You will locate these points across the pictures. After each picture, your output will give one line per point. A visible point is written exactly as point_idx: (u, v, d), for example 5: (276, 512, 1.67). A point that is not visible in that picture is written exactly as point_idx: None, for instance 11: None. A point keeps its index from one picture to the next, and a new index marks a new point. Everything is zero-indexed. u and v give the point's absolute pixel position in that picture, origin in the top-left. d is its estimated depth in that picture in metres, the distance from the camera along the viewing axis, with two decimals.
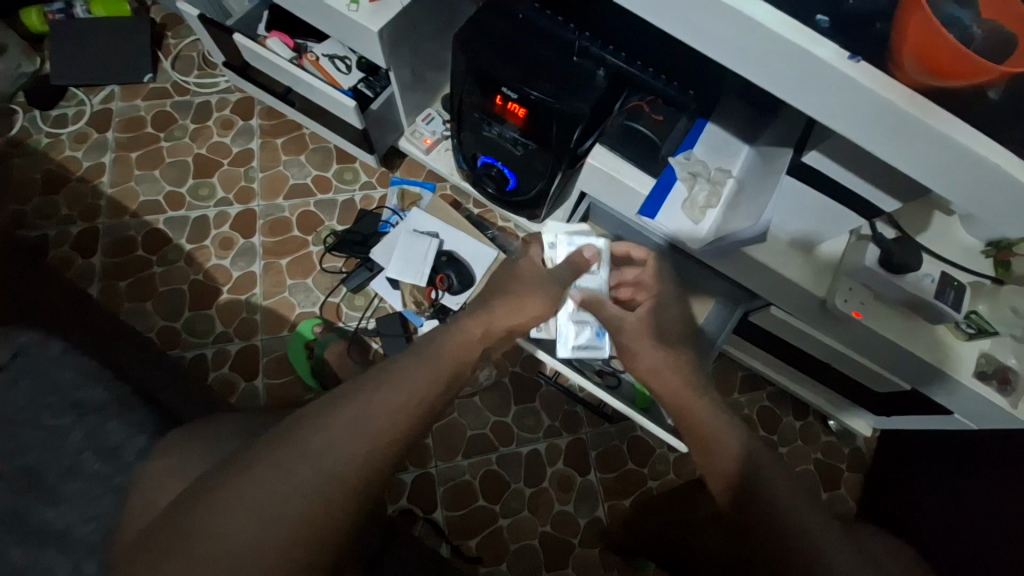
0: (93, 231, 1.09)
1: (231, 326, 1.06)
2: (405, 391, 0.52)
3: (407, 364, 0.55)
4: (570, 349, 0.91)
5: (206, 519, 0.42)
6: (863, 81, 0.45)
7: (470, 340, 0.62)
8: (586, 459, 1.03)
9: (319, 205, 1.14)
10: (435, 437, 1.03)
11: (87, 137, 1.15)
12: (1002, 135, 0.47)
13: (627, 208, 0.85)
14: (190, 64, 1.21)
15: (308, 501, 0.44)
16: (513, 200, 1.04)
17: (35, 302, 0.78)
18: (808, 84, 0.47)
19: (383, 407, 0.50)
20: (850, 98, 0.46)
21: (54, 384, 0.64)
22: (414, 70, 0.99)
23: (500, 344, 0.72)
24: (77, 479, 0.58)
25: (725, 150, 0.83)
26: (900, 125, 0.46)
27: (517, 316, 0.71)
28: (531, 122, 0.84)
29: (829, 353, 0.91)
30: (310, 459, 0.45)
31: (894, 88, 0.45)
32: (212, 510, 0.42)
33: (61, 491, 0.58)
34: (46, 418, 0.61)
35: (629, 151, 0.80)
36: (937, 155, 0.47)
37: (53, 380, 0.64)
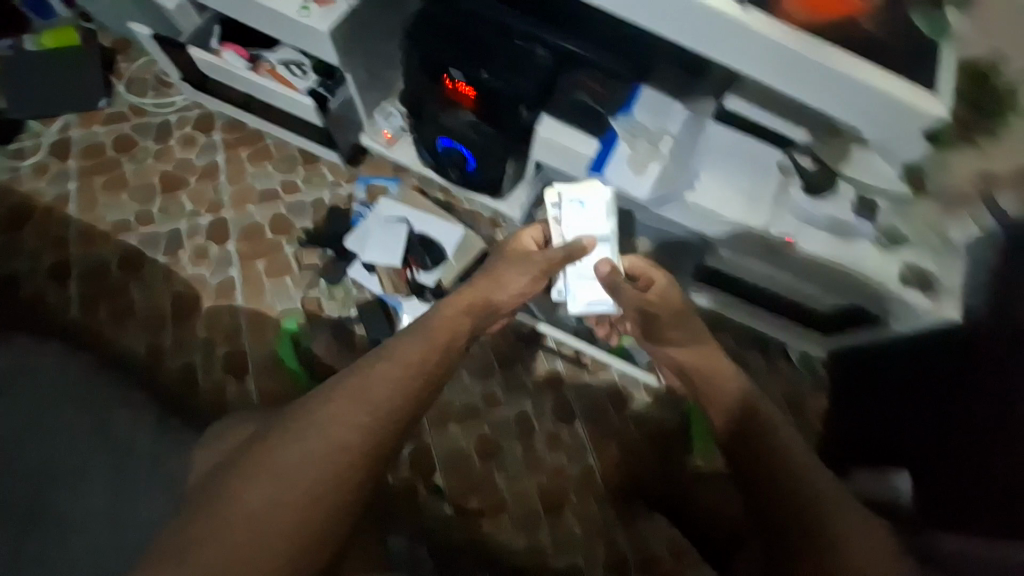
0: (65, 259, 1.10)
1: (216, 333, 1.08)
2: (402, 363, 0.65)
3: (408, 340, 0.68)
4: (581, 305, 0.91)
5: (273, 460, 0.58)
6: (758, 28, 0.53)
7: (457, 313, 0.74)
8: (573, 416, 1.10)
9: (290, 209, 1.18)
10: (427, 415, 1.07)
11: (48, 168, 1.17)
12: (871, 56, 0.55)
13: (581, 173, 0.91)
14: (145, 86, 1.23)
15: (339, 453, 0.59)
16: (473, 180, 1.10)
17: None
18: (716, 35, 0.55)
19: (385, 377, 0.64)
20: (751, 42, 0.54)
21: None
22: (368, 69, 1.04)
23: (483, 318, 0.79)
24: None
25: (663, 109, 0.88)
26: (795, 62, 0.54)
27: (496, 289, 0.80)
28: (481, 101, 0.89)
29: (773, 281, 1.01)
30: (336, 422, 0.60)
31: (785, 30, 0.54)
32: (277, 453, 0.59)
33: None
34: None
35: (576, 118, 0.87)
36: (829, 84, 0.55)
37: None
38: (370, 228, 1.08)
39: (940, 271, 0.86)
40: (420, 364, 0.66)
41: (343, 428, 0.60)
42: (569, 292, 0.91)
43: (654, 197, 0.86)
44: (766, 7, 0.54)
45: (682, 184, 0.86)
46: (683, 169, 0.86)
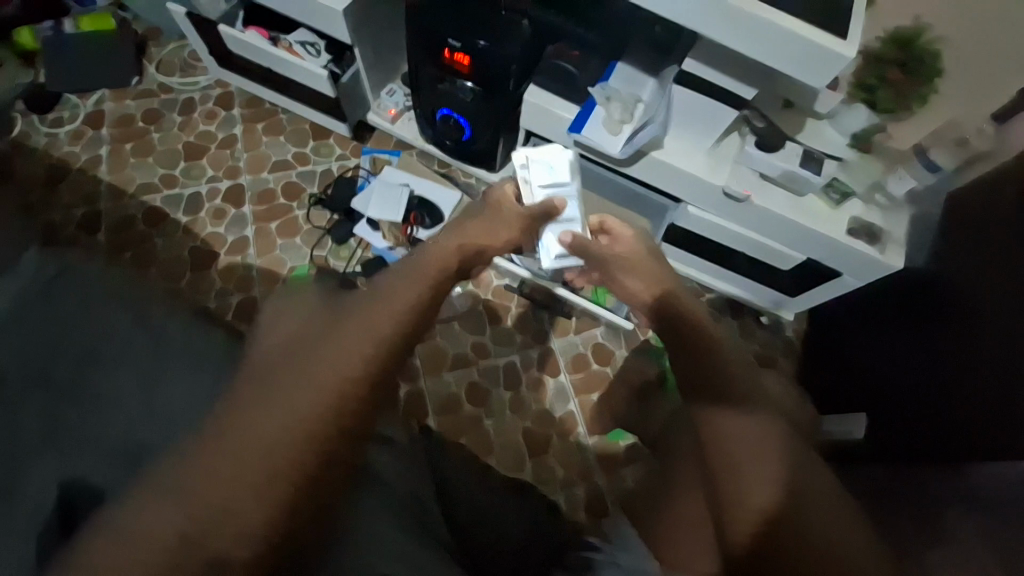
0: (95, 213, 1.21)
1: (230, 283, 1.18)
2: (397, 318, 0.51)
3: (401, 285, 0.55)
4: (552, 260, 0.91)
5: (240, 431, 0.42)
6: None
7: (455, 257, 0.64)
8: (556, 366, 1.18)
9: (301, 176, 1.29)
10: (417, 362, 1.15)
11: (83, 135, 1.28)
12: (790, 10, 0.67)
13: (563, 136, 1.04)
14: (173, 67, 1.36)
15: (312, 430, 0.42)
16: (469, 148, 1.21)
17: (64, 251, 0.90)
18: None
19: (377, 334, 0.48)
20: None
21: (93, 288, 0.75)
22: (375, 47, 1.16)
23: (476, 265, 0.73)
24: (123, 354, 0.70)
25: (634, 80, 0.98)
26: (721, 8, 0.69)
27: (489, 237, 0.75)
28: (476, 69, 1.00)
29: (742, 242, 1.08)
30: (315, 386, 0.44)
31: None
32: (246, 425, 0.42)
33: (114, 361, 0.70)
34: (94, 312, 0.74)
35: (556, 86, 1.01)
36: (751, 26, 0.69)
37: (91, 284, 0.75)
38: (371, 190, 1.19)
39: (872, 218, 0.98)
40: (419, 305, 0.53)
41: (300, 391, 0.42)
42: (541, 247, 0.91)
43: (627, 151, 0.96)
44: None
45: (650, 142, 0.97)
46: (652, 126, 0.96)
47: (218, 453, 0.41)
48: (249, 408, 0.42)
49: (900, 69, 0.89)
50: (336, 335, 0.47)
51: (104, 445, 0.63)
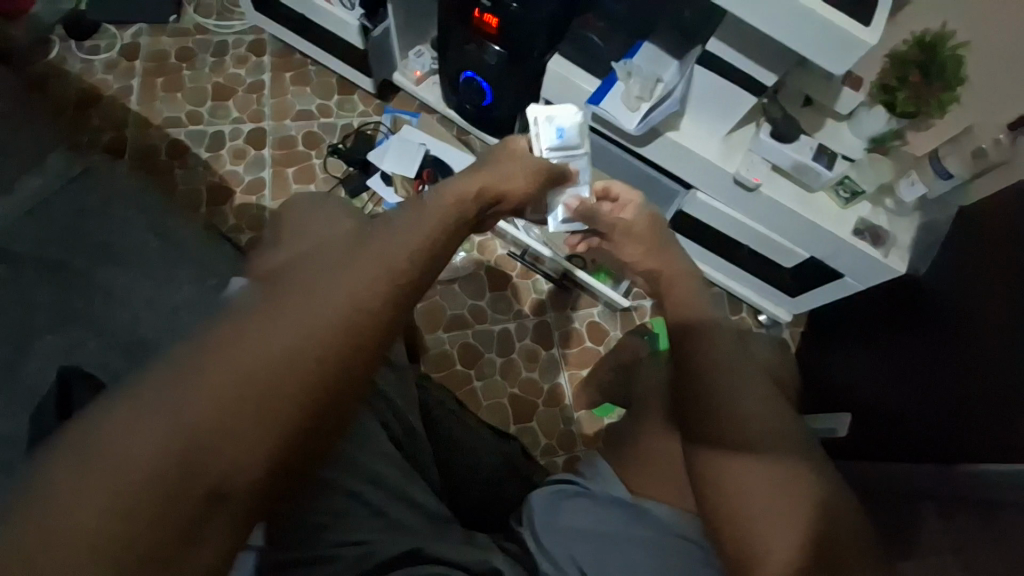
0: (121, 140, 1.24)
1: (242, 221, 1.20)
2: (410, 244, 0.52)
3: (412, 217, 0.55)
4: (558, 224, 0.91)
5: (252, 347, 0.42)
6: None
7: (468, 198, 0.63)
8: (550, 338, 1.20)
9: (322, 127, 1.31)
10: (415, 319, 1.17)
11: (117, 65, 1.31)
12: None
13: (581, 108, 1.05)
14: (210, 9, 1.38)
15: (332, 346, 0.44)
16: (489, 115, 1.22)
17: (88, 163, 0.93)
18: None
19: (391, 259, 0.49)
20: None
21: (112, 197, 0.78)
22: (408, 6, 1.18)
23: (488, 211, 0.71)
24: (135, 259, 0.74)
25: (659, 61, 1.01)
26: None
27: (502, 183, 0.71)
28: (502, 32, 1.01)
29: (747, 233, 1.09)
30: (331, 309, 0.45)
31: None
32: (260, 342, 0.42)
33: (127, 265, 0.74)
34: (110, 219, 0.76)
35: (581, 58, 1.02)
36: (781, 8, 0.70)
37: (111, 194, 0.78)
38: (389, 144, 1.20)
39: (877, 220, 0.98)
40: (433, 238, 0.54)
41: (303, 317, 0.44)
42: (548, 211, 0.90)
43: (642, 128, 0.98)
44: None
45: (666, 121, 0.99)
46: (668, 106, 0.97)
47: (224, 367, 0.41)
48: (257, 327, 0.43)
49: (920, 72, 0.87)
50: (336, 264, 0.48)
51: (114, 338, 0.70)
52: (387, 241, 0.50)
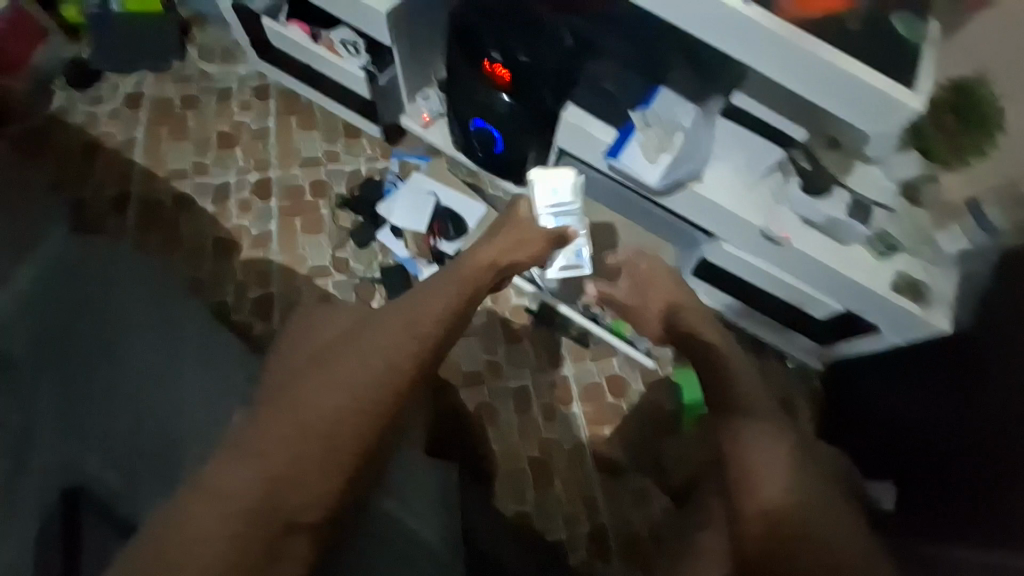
0: (125, 195, 1.21)
1: (249, 277, 1.17)
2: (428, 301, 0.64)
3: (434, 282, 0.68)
4: (555, 272, 1.03)
5: (313, 394, 0.56)
6: (759, 22, 0.61)
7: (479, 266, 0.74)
8: (568, 391, 1.16)
9: (329, 174, 1.28)
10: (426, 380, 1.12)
11: (120, 115, 1.29)
12: (852, 51, 0.63)
13: (598, 159, 1.00)
14: (214, 54, 1.36)
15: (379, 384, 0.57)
16: (500, 162, 1.17)
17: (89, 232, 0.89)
18: (716, 23, 0.64)
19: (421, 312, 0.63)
20: (752, 34, 0.63)
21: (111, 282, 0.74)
22: (414, 51, 1.14)
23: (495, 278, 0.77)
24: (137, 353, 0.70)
25: (676, 106, 0.95)
26: (789, 53, 0.63)
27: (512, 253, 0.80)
28: (516, 84, 0.97)
29: (775, 284, 1.04)
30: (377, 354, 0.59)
31: (781, 24, 0.62)
32: (319, 387, 0.57)
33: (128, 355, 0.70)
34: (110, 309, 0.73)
35: (597, 107, 0.96)
36: (821, 73, 0.63)
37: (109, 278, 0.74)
38: (403, 197, 1.18)
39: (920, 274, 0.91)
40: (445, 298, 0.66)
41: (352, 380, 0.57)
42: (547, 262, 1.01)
43: (665, 182, 0.93)
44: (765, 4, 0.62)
45: (689, 174, 0.93)
46: (690, 159, 0.93)
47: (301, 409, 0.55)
48: (323, 374, 0.58)
49: (953, 116, 0.80)
50: (372, 345, 0.59)
51: (111, 443, 0.64)
52: (409, 308, 0.63)
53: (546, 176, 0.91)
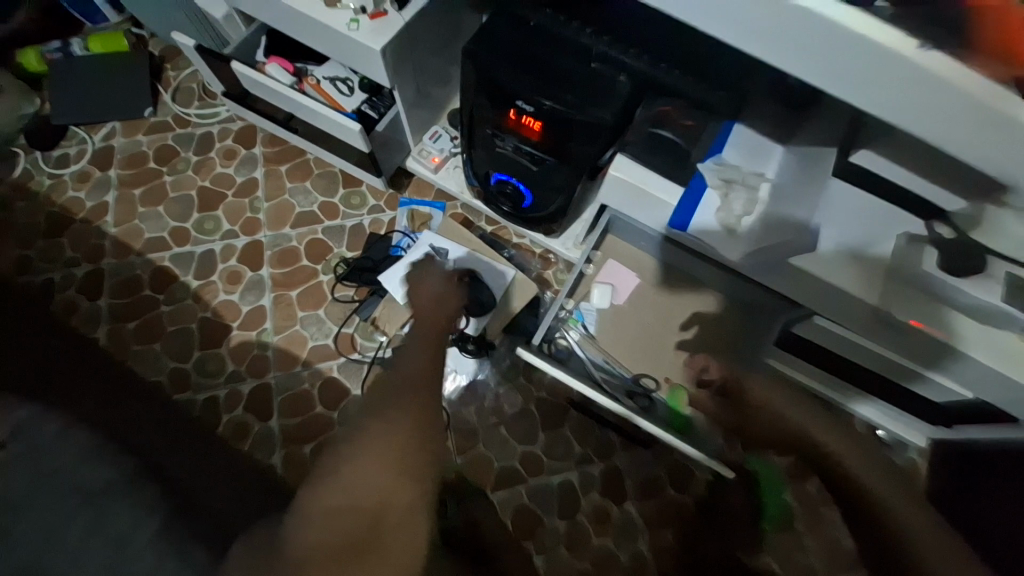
0: (98, 274, 1.06)
1: (243, 365, 1.01)
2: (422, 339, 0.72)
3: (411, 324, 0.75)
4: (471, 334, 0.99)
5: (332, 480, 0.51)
6: (938, 72, 0.38)
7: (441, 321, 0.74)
8: (622, 487, 0.99)
9: (328, 232, 1.09)
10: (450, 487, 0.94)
11: (89, 177, 1.13)
12: None
13: (646, 218, 0.79)
14: (191, 95, 1.18)
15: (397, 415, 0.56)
16: (529, 219, 0.95)
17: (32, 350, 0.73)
18: (857, 74, 0.41)
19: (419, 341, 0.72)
20: (921, 90, 0.40)
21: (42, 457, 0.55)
22: (418, 87, 0.93)
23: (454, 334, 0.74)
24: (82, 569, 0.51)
25: (756, 153, 0.78)
26: (977, 117, 0.39)
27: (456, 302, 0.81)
28: (549, 135, 0.78)
29: (883, 364, 0.82)
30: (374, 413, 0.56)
31: (973, 78, 0.38)
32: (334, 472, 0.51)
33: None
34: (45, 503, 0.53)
35: (658, 161, 0.74)
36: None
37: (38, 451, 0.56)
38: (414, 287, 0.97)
39: None
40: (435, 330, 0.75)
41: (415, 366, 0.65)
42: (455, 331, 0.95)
43: (752, 263, 0.72)
44: (951, 53, 0.39)
45: (798, 246, 0.68)
46: (791, 243, 0.69)
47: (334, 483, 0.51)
48: (337, 460, 0.52)
49: None
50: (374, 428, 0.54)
51: None
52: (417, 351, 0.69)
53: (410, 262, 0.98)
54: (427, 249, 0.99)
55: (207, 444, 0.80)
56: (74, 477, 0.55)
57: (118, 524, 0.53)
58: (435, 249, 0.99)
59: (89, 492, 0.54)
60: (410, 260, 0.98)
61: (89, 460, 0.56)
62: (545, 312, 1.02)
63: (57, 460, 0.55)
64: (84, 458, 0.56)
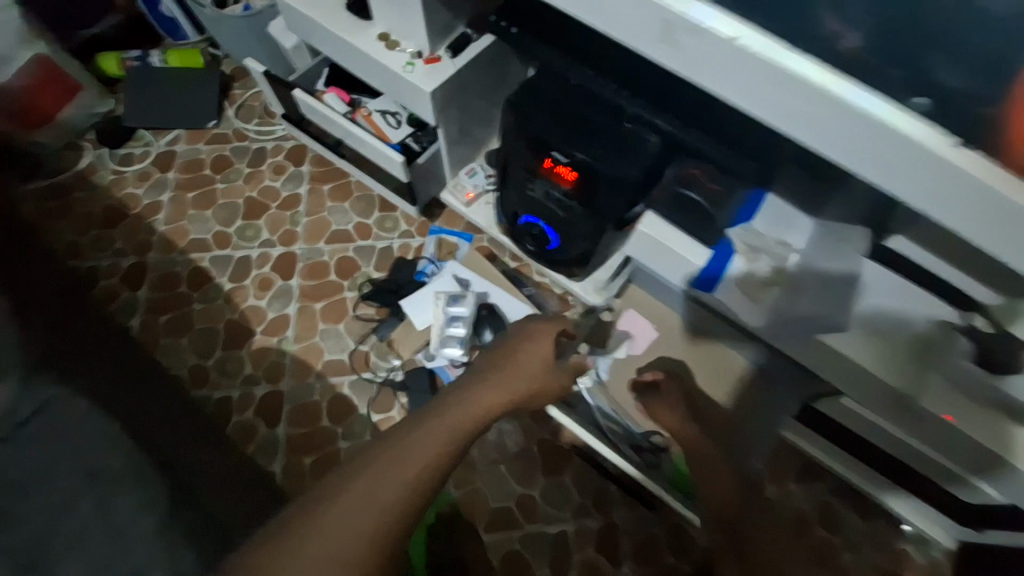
0: (142, 266, 1.12)
1: (260, 369, 1.04)
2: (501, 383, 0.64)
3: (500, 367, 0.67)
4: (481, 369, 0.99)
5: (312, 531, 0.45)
6: (971, 171, 0.39)
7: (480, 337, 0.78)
8: (617, 545, 0.95)
9: (358, 252, 1.14)
10: (444, 520, 0.95)
11: (149, 176, 1.21)
12: None
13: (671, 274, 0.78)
14: (252, 112, 1.27)
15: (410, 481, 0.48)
16: (553, 260, 0.98)
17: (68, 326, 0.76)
18: (889, 162, 0.42)
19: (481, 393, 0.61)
20: (954, 185, 0.40)
21: (62, 441, 0.57)
22: (461, 127, 0.98)
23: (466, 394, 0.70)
24: (75, 561, 0.51)
25: (786, 221, 0.77)
26: (1011, 219, 0.39)
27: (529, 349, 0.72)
28: (582, 185, 0.80)
29: (904, 452, 0.79)
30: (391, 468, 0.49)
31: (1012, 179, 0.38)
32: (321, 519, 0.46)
33: (53, 571, 0.50)
34: (56, 485, 0.54)
35: (683, 220, 0.78)
36: None
37: (59, 433, 0.57)
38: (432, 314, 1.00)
39: None
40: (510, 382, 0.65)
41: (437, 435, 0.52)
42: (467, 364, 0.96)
43: (770, 329, 0.71)
44: (993, 150, 0.39)
45: (827, 320, 0.67)
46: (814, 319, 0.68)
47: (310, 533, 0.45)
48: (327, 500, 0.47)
49: None
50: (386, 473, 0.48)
51: None
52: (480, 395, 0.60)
53: (435, 289, 1.02)
54: (453, 278, 1.03)
55: (212, 444, 0.81)
56: (83, 462, 0.56)
57: (119, 514, 0.53)
58: (460, 280, 1.03)
59: (96, 477, 0.55)
60: (436, 287, 1.02)
61: (102, 446, 0.57)
62: None
63: (72, 443, 0.57)
64: (98, 442, 0.57)
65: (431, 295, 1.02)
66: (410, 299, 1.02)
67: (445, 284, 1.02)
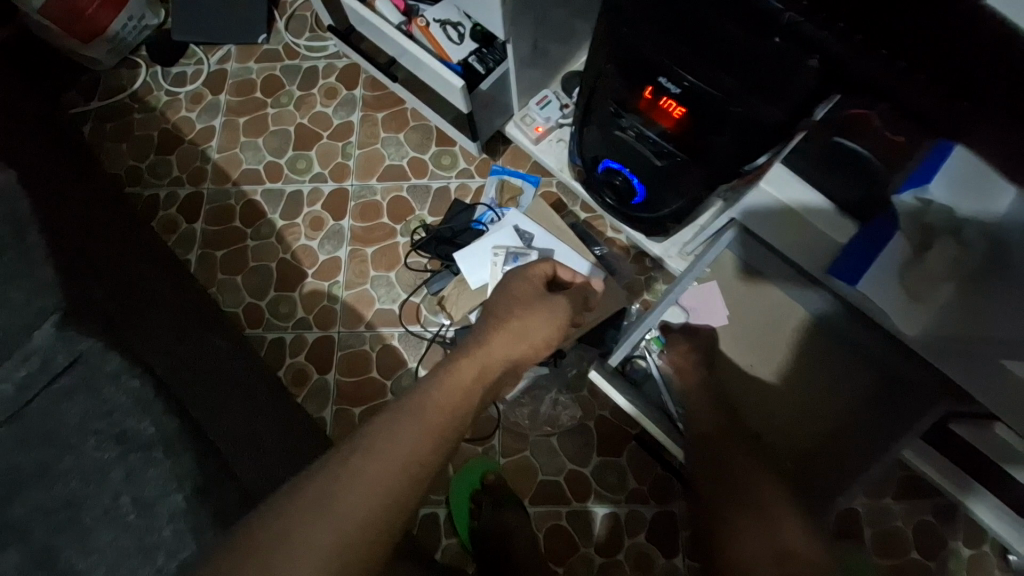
0: (198, 197, 1.09)
1: (311, 314, 1.00)
2: (527, 343, 0.57)
3: (533, 319, 0.60)
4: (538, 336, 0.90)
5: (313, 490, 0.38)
6: None
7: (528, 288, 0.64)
8: (673, 536, 0.87)
9: (412, 191, 1.03)
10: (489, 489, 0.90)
11: (201, 98, 1.14)
12: None
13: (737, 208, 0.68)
14: (303, 25, 1.14)
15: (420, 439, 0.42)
16: (636, 217, 0.82)
17: (120, 261, 0.73)
18: None
19: (504, 352, 0.55)
20: None
21: (105, 407, 0.54)
22: (536, 43, 0.80)
23: (507, 381, 0.59)
24: (113, 527, 0.50)
25: (983, 184, 0.49)
26: None
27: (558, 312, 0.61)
28: (688, 126, 0.63)
29: None
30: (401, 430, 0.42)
31: None
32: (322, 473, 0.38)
33: (94, 538, 0.49)
34: (91, 448, 0.52)
35: (831, 181, 0.58)
36: None
37: (94, 390, 0.55)
38: (489, 272, 0.88)
39: None
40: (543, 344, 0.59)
41: (447, 395, 0.46)
42: None
43: (933, 346, 0.54)
44: None
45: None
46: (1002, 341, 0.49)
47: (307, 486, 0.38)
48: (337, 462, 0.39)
49: None
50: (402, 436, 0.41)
51: None
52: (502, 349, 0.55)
53: (489, 242, 0.89)
54: (510, 230, 0.89)
55: (258, 392, 0.79)
56: (117, 426, 0.54)
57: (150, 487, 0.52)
58: (517, 232, 0.89)
59: (128, 446, 0.53)
60: (489, 242, 0.89)
61: (135, 410, 0.55)
62: (629, 326, 0.88)
63: (108, 403, 0.54)
64: (131, 407, 0.55)
65: (484, 250, 0.89)
66: (460, 253, 0.90)
67: (500, 238, 0.89)
